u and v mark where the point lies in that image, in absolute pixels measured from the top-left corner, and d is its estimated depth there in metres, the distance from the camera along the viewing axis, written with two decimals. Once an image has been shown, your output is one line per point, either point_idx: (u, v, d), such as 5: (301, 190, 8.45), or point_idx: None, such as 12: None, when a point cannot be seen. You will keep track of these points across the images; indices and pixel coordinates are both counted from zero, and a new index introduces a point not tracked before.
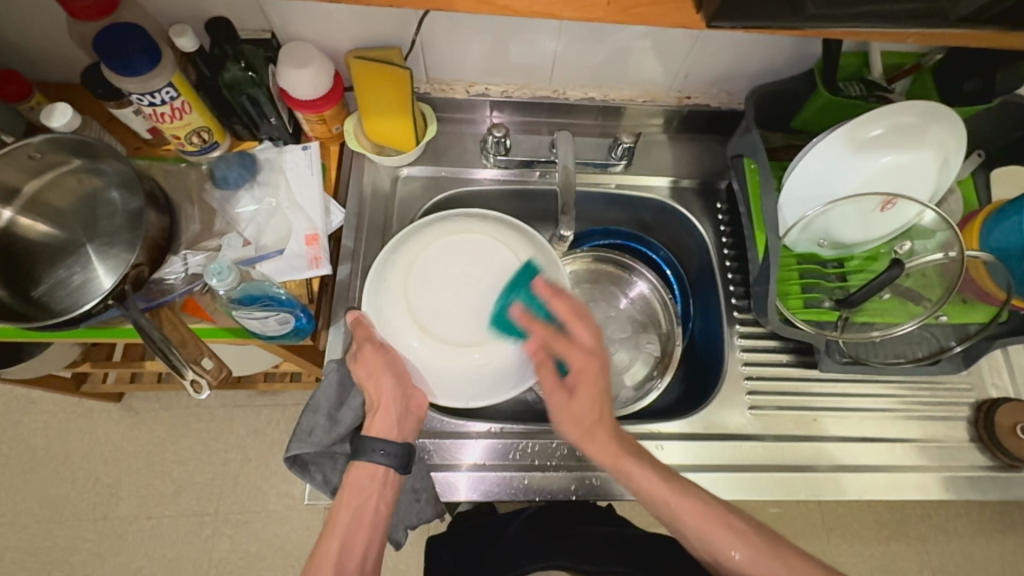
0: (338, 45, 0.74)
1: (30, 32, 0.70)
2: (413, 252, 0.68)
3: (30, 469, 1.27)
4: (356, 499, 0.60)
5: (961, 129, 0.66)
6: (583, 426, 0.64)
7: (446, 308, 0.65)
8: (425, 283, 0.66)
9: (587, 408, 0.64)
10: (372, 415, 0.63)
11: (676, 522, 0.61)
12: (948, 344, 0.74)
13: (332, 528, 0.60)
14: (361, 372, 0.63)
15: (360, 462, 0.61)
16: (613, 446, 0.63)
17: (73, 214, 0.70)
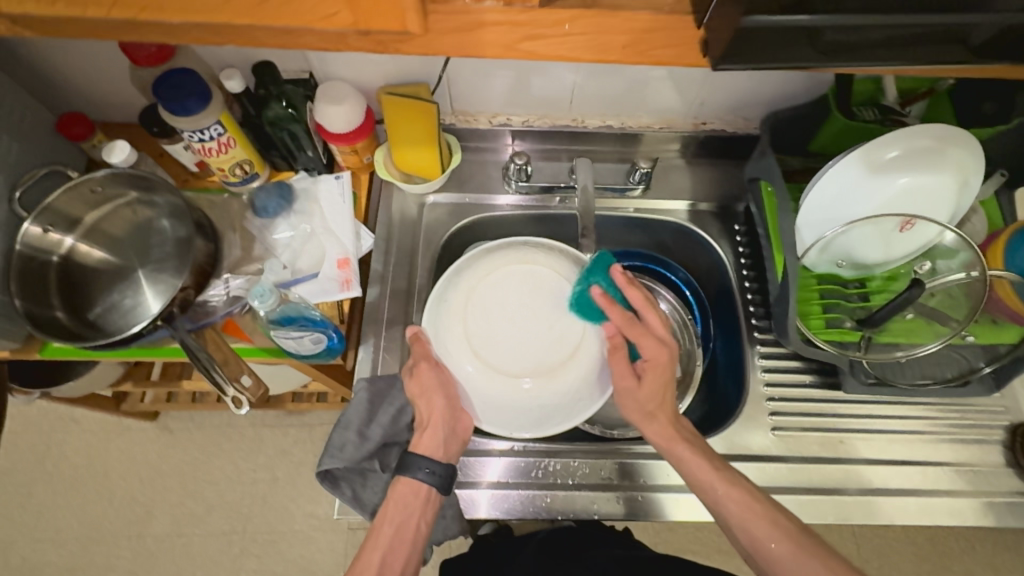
0: (371, 82, 0.79)
1: (96, 78, 0.77)
2: (472, 276, 0.67)
3: (71, 485, 1.32)
4: (400, 513, 0.62)
5: (979, 151, 0.66)
6: (643, 411, 0.66)
7: (504, 338, 0.64)
8: (484, 309, 0.65)
9: (652, 396, 0.66)
10: (420, 431, 0.65)
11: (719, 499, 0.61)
12: (978, 365, 0.74)
13: (376, 538, 0.62)
14: (415, 390, 0.66)
15: (403, 477, 0.64)
16: (669, 431, 0.66)
17: (126, 242, 0.75)
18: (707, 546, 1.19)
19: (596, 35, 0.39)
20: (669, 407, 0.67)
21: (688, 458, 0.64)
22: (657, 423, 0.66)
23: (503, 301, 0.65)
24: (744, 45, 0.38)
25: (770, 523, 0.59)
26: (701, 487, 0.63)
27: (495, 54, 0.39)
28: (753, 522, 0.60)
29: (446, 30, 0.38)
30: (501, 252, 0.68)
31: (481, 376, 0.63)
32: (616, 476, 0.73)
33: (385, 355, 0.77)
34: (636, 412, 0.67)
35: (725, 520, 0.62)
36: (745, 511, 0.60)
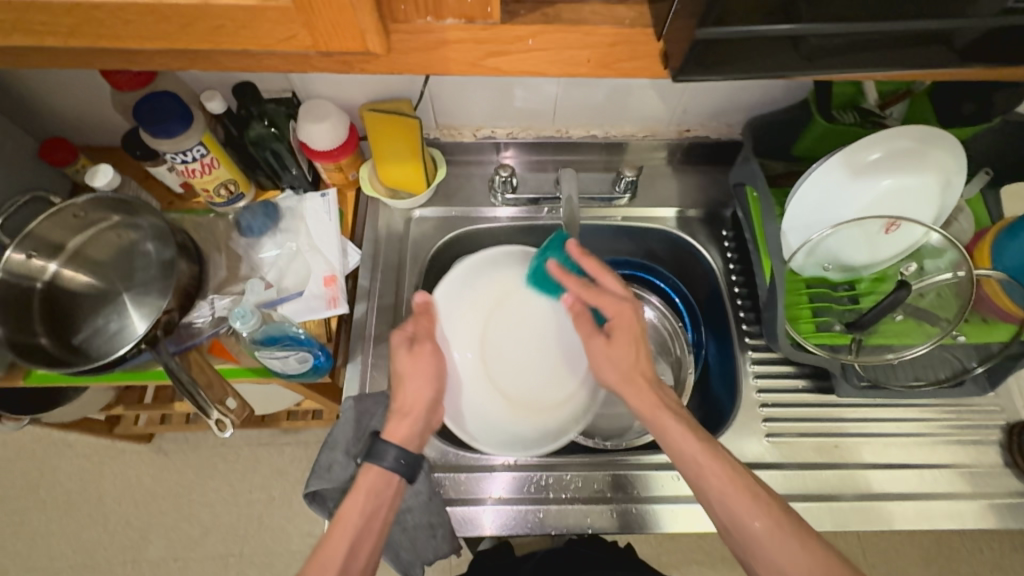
0: (353, 99, 0.79)
1: (78, 102, 0.77)
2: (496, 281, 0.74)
3: (65, 511, 1.31)
4: (370, 502, 0.60)
5: (961, 150, 0.66)
6: (621, 374, 0.66)
7: (511, 355, 0.72)
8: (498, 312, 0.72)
9: (621, 356, 0.66)
10: (396, 416, 0.64)
11: (699, 479, 0.59)
12: (970, 365, 0.73)
13: (340, 528, 0.59)
14: (404, 370, 0.65)
15: (373, 465, 0.62)
16: (651, 398, 0.64)
17: (111, 265, 0.75)
18: (711, 555, 1.18)
19: (559, 50, 0.39)
20: (649, 371, 0.66)
21: (676, 427, 0.62)
22: (637, 387, 0.65)
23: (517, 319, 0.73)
24: (701, 57, 0.37)
25: (750, 500, 0.57)
26: (686, 460, 0.60)
27: (461, 70, 0.39)
28: (735, 497, 0.58)
29: (410, 48, 0.37)
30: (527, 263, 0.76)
31: (475, 369, 0.70)
32: (607, 488, 0.72)
33: (373, 372, 0.77)
34: (619, 373, 0.66)
35: (706, 496, 0.59)
36: (725, 483, 0.58)
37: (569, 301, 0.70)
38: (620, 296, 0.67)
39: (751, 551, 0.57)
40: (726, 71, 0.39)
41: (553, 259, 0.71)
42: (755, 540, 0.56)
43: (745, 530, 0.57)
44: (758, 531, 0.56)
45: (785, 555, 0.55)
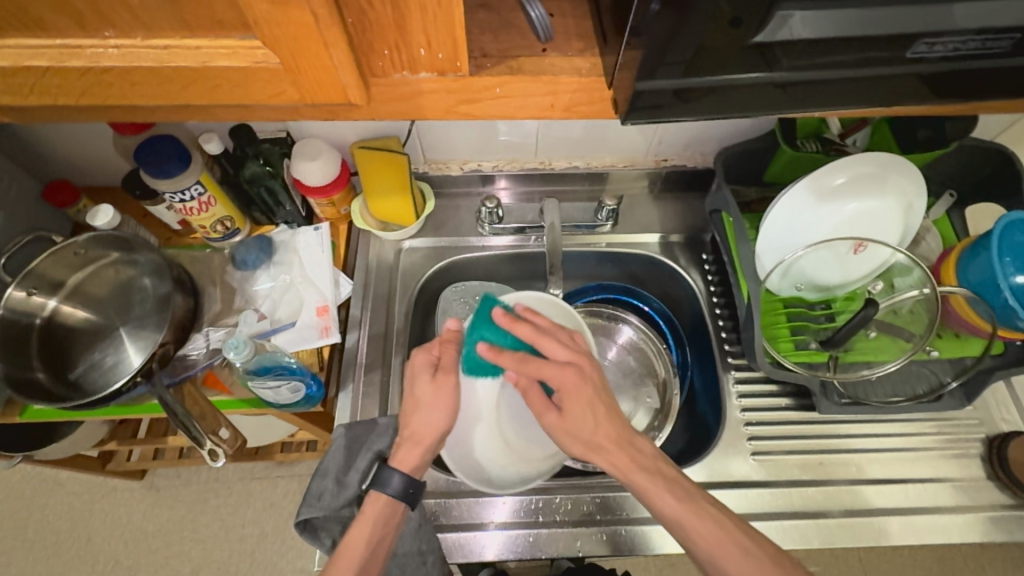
0: (344, 138, 0.83)
1: (81, 146, 0.80)
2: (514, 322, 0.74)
3: (53, 551, 1.29)
4: (376, 531, 0.61)
5: (919, 176, 0.71)
6: (587, 443, 0.63)
7: (523, 401, 0.75)
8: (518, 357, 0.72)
9: (581, 425, 0.63)
10: (405, 441, 0.64)
11: (686, 535, 0.59)
12: (945, 379, 0.76)
13: (346, 558, 0.59)
14: (424, 395, 0.64)
15: (381, 493, 0.62)
16: (623, 459, 0.62)
17: (108, 301, 0.77)
18: None
19: (527, 96, 0.43)
20: (613, 432, 0.63)
21: (656, 497, 0.60)
22: (610, 450, 0.62)
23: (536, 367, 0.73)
24: (652, 104, 0.41)
25: (742, 557, 0.57)
26: (669, 520, 0.60)
27: (437, 116, 0.42)
28: (719, 552, 0.57)
29: (389, 98, 0.41)
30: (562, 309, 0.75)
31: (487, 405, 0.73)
32: (597, 510, 0.73)
33: (364, 401, 0.79)
34: (591, 443, 0.63)
35: (697, 555, 0.59)
36: (713, 544, 0.58)
37: (512, 374, 0.65)
38: (566, 359, 0.63)
39: None
40: (675, 117, 0.42)
41: (482, 340, 0.65)
42: None
43: None
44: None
45: None
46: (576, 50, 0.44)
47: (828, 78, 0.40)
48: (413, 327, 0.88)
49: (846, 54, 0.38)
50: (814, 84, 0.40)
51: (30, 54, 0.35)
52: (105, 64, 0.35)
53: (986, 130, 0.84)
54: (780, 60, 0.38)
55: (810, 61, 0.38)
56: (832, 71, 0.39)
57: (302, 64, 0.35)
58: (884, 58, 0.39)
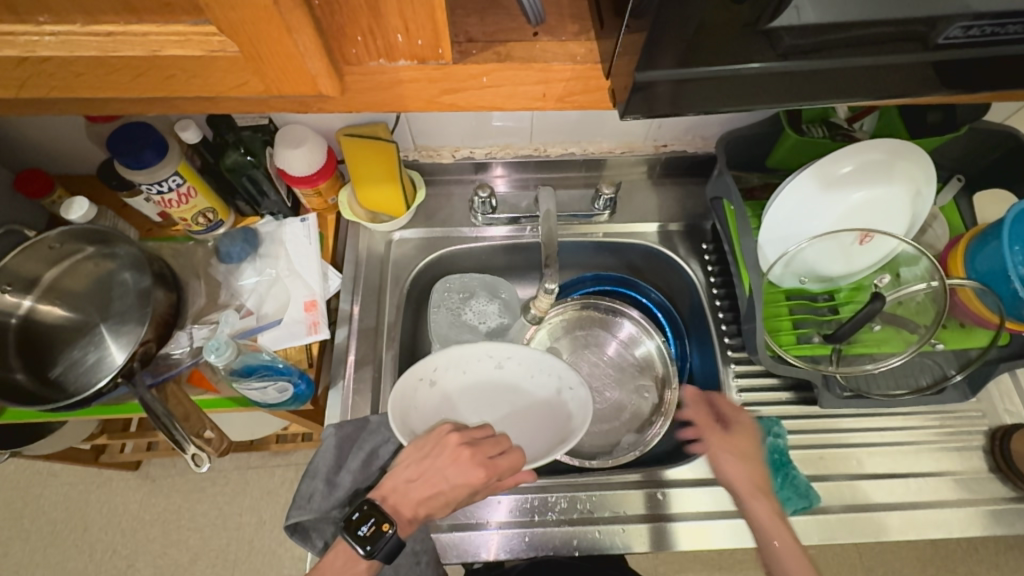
0: (329, 126, 0.80)
1: (52, 134, 0.77)
2: (537, 438, 0.70)
3: (50, 542, 1.28)
4: None
5: (928, 162, 0.68)
6: (748, 483, 0.66)
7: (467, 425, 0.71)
8: (504, 416, 0.72)
9: (746, 454, 0.68)
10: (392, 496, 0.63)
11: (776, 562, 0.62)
12: (950, 372, 0.73)
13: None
14: (454, 489, 0.61)
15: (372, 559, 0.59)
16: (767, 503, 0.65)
17: (87, 297, 0.74)
18: (707, 566, 1.18)
19: (515, 85, 0.40)
20: (756, 475, 0.67)
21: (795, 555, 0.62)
22: (762, 500, 0.65)
23: (490, 387, 0.73)
24: (657, 99, 0.38)
25: None
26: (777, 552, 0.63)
27: (418, 107, 0.39)
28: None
29: (368, 87, 0.37)
30: (582, 408, 0.71)
31: None
32: (594, 508, 0.72)
33: (355, 398, 0.77)
34: (754, 466, 0.67)
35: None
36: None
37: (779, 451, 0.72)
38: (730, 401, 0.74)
39: None
40: (679, 106, 0.39)
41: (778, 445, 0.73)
42: None
43: None
44: None
45: None
46: (571, 34, 0.40)
47: (846, 66, 0.37)
48: (405, 322, 0.86)
49: (865, 41, 0.35)
50: (832, 71, 0.37)
51: None
52: (42, 53, 0.32)
53: (996, 114, 0.81)
54: (796, 44, 0.35)
55: (828, 46, 0.35)
56: (850, 60, 0.36)
57: (263, 51, 0.32)
58: (906, 43, 0.36)
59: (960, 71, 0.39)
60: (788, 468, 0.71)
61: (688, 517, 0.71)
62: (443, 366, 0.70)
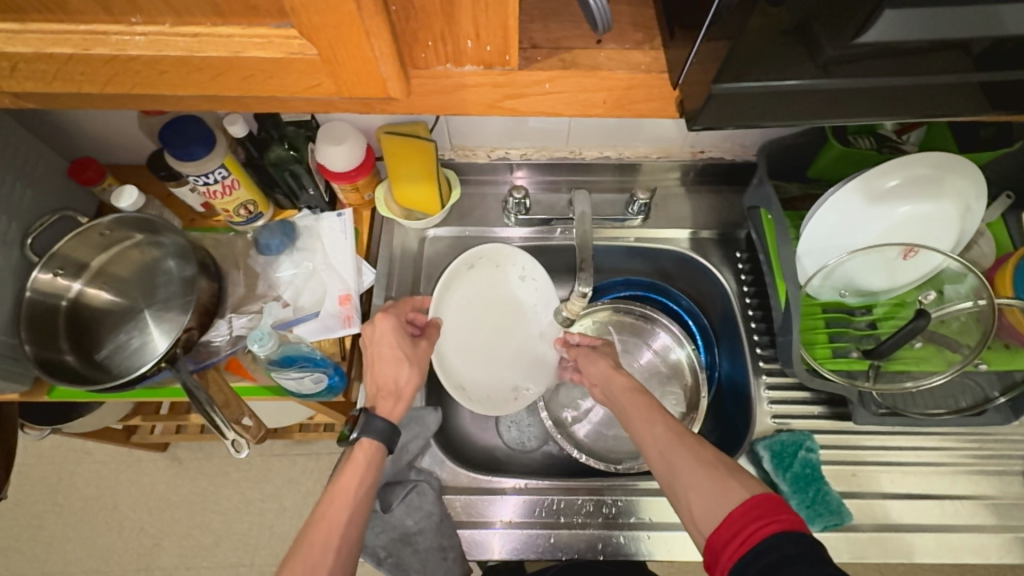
0: (370, 124, 0.81)
1: (106, 125, 0.79)
2: (507, 367, 0.81)
3: (81, 517, 1.33)
4: (356, 477, 0.61)
5: (981, 178, 0.66)
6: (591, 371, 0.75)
7: (477, 330, 0.80)
8: (497, 328, 0.81)
9: (586, 359, 0.76)
10: (385, 393, 0.67)
11: (648, 422, 0.64)
12: (993, 394, 0.71)
13: (339, 505, 0.60)
14: (388, 350, 0.69)
15: (369, 440, 0.64)
16: (626, 380, 0.71)
17: (133, 282, 0.77)
18: None
19: (576, 92, 0.40)
20: (599, 363, 0.75)
21: (655, 426, 0.63)
22: (633, 394, 0.68)
23: (505, 304, 0.81)
24: (715, 109, 0.38)
25: (694, 458, 0.57)
26: (641, 421, 0.65)
27: (479, 111, 0.40)
28: (676, 454, 0.59)
29: (430, 91, 0.38)
30: (544, 373, 0.82)
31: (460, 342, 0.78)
32: (619, 513, 0.72)
33: None
34: (603, 372, 0.73)
35: (655, 449, 0.61)
36: (670, 439, 0.61)
37: (810, 459, 0.71)
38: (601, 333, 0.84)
39: (677, 496, 0.57)
40: (736, 116, 0.39)
41: (809, 454, 0.71)
42: (685, 483, 0.56)
43: (681, 478, 0.57)
44: (688, 474, 0.56)
45: (701, 492, 0.54)
46: (632, 42, 0.41)
47: (914, 83, 0.36)
48: None
49: (938, 57, 0.34)
50: (899, 89, 0.36)
51: (53, 38, 0.33)
52: (131, 52, 0.33)
53: None
54: (863, 62, 0.34)
55: (895, 63, 0.35)
56: (921, 75, 0.36)
57: (340, 55, 0.33)
58: (979, 60, 0.35)
59: None
60: (819, 484, 0.69)
61: None
62: (490, 258, 0.80)
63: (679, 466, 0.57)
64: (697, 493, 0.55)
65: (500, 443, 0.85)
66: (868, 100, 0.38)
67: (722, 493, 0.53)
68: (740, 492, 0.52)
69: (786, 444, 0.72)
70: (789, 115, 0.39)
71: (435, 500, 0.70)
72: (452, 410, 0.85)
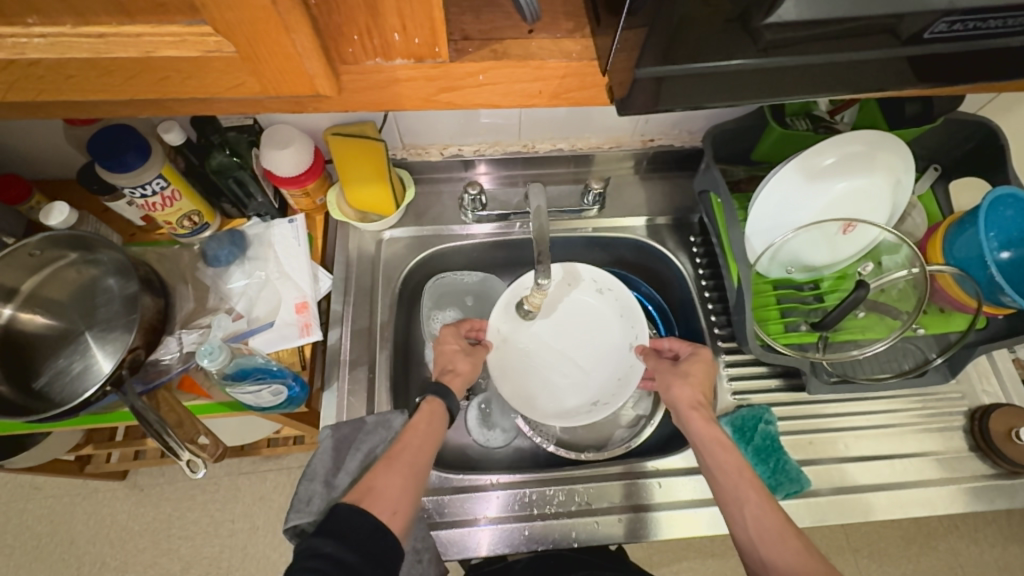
0: (317, 125, 0.79)
1: (30, 138, 0.74)
2: (594, 375, 0.81)
3: (35, 556, 1.25)
4: (425, 427, 0.66)
5: (907, 153, 0.70)
6: (675, 407, 0.71)
7: (547, 353, 0.81)
8: (569, 343, 0.82)
9: (669, 391, 0.73)
10: (448, 374, 0.75)
11: (736, 491, 0.62)
12: (930, 355, 0.76)
13: (411, 433, 0.64)
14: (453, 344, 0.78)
15: (436, 398, 0.69)
16: (715, 432, 0.67)
17: (71, 304, 0.73)
18: (700, 553, 1.20)
19: (511, 83, 0.41)
20: (686, 401, 0.70)
21: (749, 504, 0.61)
22: (718, 450, 0.66)
23: (570, 320, 0.83)
24: (649, 94, 0.39)
25: (792, 553, 0.57)
26: (731, 492, 0.63)
27: (415, 105, 0.40)
28: (768, 544, 0.58)
29: (362, 86, 0.38)
30: (626, 380, 0.80)
31: (531, 370, 0.81)
32: (592, 499, 0.73)
33: (351, 399, 0.77)
34: (680, 407, 0.71)
35: (746, 528, 0.60)
36: (766, 524, 0.59)
37: (770, 430, 0.74)
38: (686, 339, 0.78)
39: None
40: (672, 101, 0.40)
41: (767, 425, 0.74)
42: None
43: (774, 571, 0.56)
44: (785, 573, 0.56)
45: None
46: (564, 31, 0.41)
47: (837, 61, 0.37)
48: (399, 320, 0.85)
49: (851, 38, 0.36)
50: (822, 67, 0.38)
51: None
52: (33, 56, 0.31)
53: (969, 105, 0.84)
54: (781, 44, 0.36)
55: (816, 43, 0.36)
56: (841, 54, 0.37)
57: (261, 51, 0.32)
58: (892, 38, 0.36)
59: (942, 65, 0.40)
60: (779, 454, 0.73)
61: (684, 505, 0.73)
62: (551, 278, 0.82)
63: (770, 558, 0.57)
64: None
65: (471, 440, 0.85)
66: (791, 83, 0.39)
67: None
68: None
69: (747, 419, 0.75)
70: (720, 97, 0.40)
71: None
72: None
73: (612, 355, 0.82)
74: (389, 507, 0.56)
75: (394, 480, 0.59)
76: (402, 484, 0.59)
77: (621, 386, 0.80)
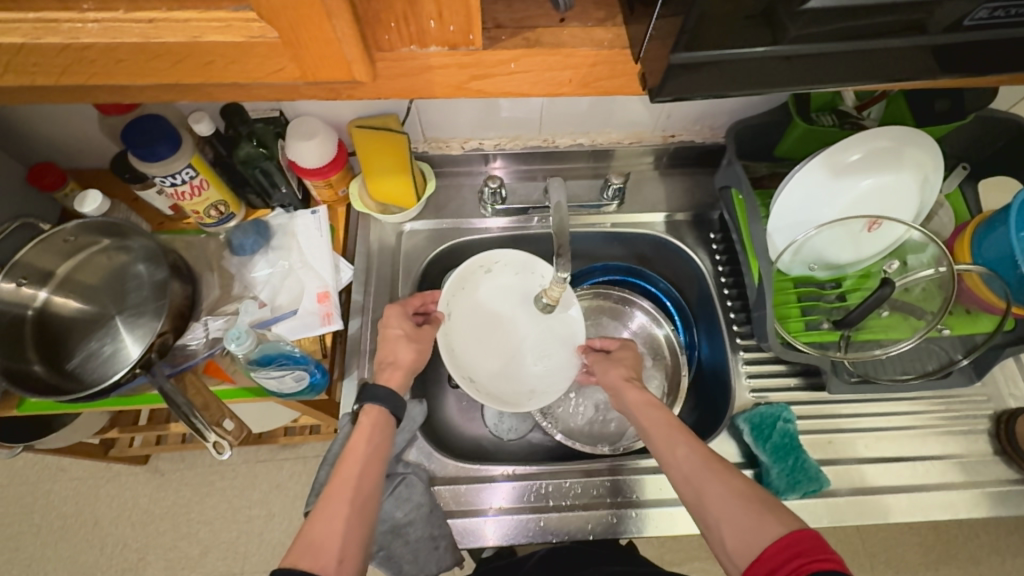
0: (340, 117, 0.80)
1: (66, 127, 0.77)
2: (533, 365, 0.80)
3: (61, 535, 1.29)
4: (364, 446, 0.63)
5: (937, 150, 0.69)
6: (609, 384, 0.73)
7: (492, 335, 0.81)
8: (511, 329, 0.81)
9: (604, 369, 0.75)
10: (388, 366, 0.71)
11: (669, 436, 0.62)
12: (956, 356, 0.74)
13: (351, 460, 0.62)
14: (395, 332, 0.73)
15: (374, 406, 0.67)
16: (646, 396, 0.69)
17: (102, 289, 0.75)
18: None
19: (542, 72, 0.41)
20: (619, 374, 0.73)
21: (681, 445, 0.61)
22: (650, 408, 0.67)
23: (516, 306, 0.82)
24: (678, 82, 0.39)
25: (722, 481, 0.56)
26: (664, 440, 0.63)
27: (447, 93, 0.40)
28: (703, 479, 0.57)
29: (396, 73, 0.38)
30: (564, 374, 0.80)
31: (480, 349, 0.80)
32: (609, 493, 0.73)
33: None
34: (615, 382, 0.73)
35: (681, 471, 0.59)
36: (697, 462, 0.59)
37: (790, 427, 0.73)
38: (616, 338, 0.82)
39: (707, 521, 0.56)
40: (701, 90, 0.40)
41: (787, 423, 0.73)
42: (717, 507, 0.55)
43: (710, 502, 0.56)
44: (719, 499, 0.55)
45: (734, 523, 0.53)
46: (595, 20, 0.41)
47: (870, 50, 0.37)
48: None
49: (886, 28, 0.36)
50: (854, 57, 0.38)
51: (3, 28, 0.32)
52: (86, 40, 0.33)
53: (1003, 102, 0.82)
54: (813, 34, 0.35)
55: (850, 32, 0.36)
56: (874, 43, 0.37)
57: (303, 37, 0.33)
58: (928, 27, 0.36)
59: (976, 57, 0.40)
60: (797, 452, 0.71)
61: None
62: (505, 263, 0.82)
63: (705, 490, 0.57)
64: (728, 519, 0.53)
65: (485, 432, 0.85)
66: (823, 72, 0.39)
67: (757, 525, 0.52)
68: (777, 524, 0.51)
69: (763, 417, 0.74)
70: (749, 88, 0.40)
71: (424, 491, 0.69)
72: (435, 402, 0.86)
73: (551, 348, 0.81)
74: (333, 558, 0.55)
75: (336, 525, 0.57)
76: (345, 528, 0.57)
77: (558, 379, 0.80)
